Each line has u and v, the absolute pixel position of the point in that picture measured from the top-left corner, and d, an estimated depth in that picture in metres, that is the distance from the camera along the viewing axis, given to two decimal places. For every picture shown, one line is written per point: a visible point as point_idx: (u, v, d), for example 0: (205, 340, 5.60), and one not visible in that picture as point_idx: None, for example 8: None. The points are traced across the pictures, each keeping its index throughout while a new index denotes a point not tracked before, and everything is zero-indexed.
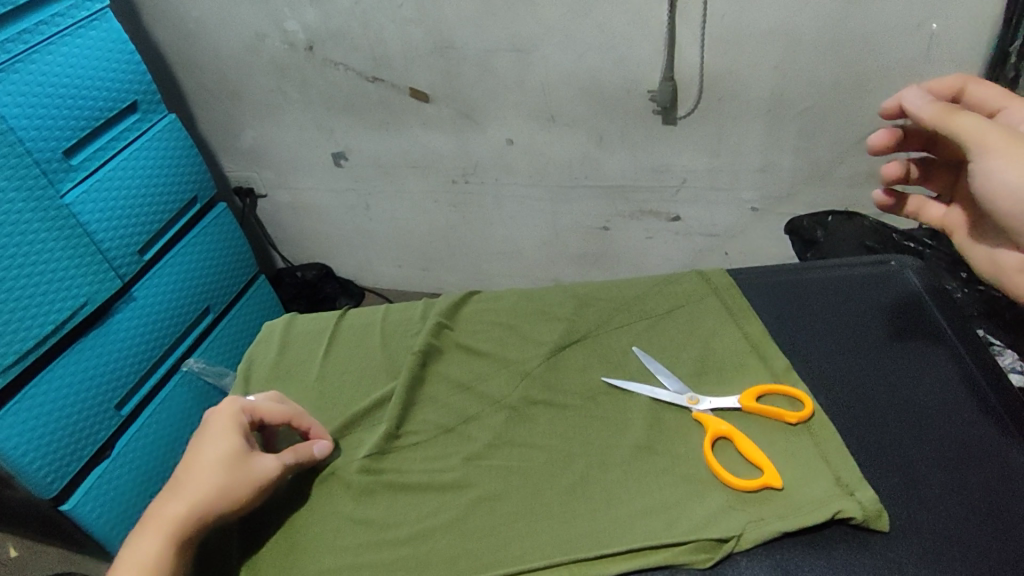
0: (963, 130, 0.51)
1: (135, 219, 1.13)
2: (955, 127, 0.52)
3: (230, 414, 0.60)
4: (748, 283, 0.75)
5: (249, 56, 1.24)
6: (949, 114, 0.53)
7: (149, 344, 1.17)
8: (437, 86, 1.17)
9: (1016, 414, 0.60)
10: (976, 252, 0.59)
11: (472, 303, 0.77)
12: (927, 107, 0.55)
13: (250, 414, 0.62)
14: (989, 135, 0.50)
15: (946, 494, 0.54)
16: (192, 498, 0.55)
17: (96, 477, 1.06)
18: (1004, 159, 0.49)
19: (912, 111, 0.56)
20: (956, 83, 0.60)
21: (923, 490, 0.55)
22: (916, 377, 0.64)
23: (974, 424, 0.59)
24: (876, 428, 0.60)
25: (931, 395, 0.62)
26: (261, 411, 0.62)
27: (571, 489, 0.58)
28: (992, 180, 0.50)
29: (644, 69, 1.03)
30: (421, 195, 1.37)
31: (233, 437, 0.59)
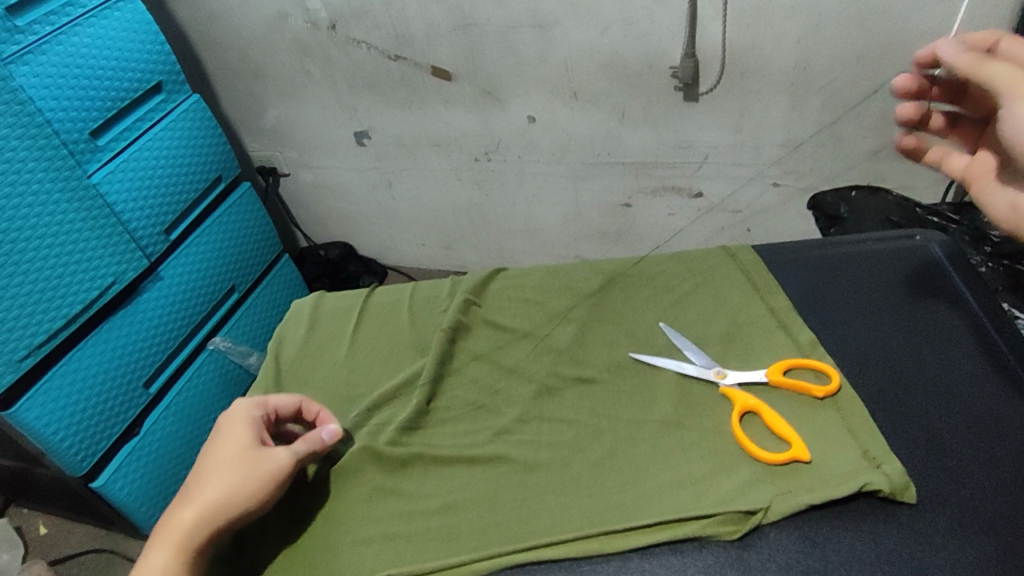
0: (997, 78, 0.51)
1: (161, 200, 1.15)
2: (988, 75, 0.52)
3: (242, 415, 0.62)
4: (774, 257, 0.75)
5: (272, 35, 1.25)
6: (982, 63, 0.53)
7: (177, 322, 1.19)
8: (458, 63, 1.17)
9: None
10: (999, 197, 0.58)
11: (499, 279, 0.78)
12: (960, 56, 0.55)
13: (262, 412, 0.63)
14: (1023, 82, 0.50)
15: (973, 468, 0.54)
16: (200, 504, 0.56)
17: (126, 454, 1.09)
18: None
19: (948, 58, 0.56)
20: (991, 37, 0.56)
21: (950, 464, 0.55)
22: (943, 350, 0.64)
23: (1002, 398, 0.59)
24: (903, 401, 0.60)
25: (958, 369, 0.62)
26: (274, 406, 0.64)
27: (599, 462, 0.59)
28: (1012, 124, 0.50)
29: (666, 45, 1.02)
30: (444, 172, 1.37)
31: (246, 432, 0.60)
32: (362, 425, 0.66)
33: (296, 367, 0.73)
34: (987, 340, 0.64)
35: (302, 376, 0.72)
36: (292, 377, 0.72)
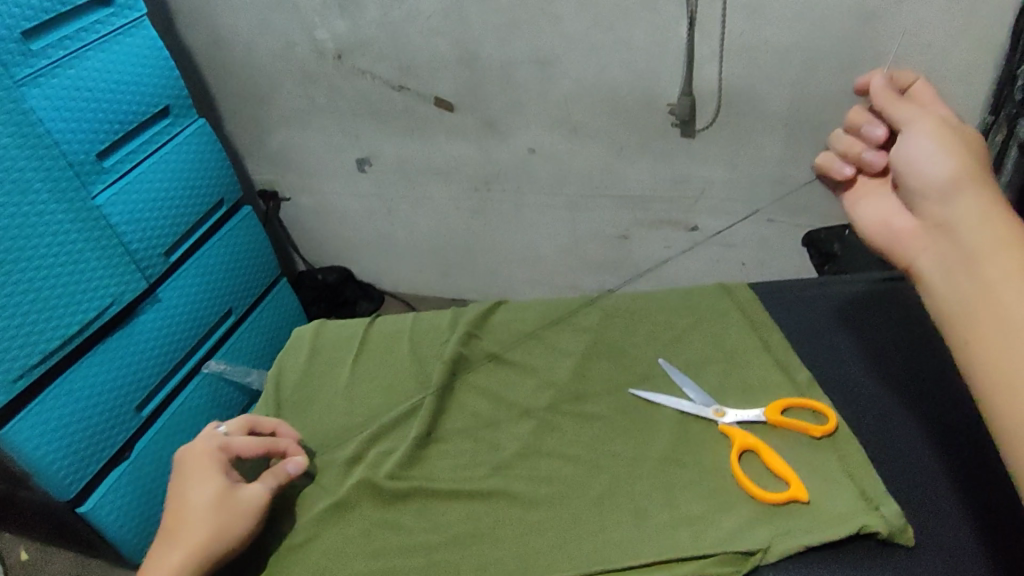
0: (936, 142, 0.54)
1: (163, 222, 1.15)
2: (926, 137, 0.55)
3: (208, 458, 0.63)
4: (768, 297, 0.76)
5: (279, 63, 1.27)
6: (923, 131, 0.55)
7: (172, 345, 1.19)
8: (460, 94, 1.19)
9: None
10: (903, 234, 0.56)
11: (500, 312, 0.79)
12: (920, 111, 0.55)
13: (226, 453, 0.65)
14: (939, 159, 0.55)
15: (952, 509, 0.55)
16: (188, 549, 0.57)
17: (114, 478, 1.09)
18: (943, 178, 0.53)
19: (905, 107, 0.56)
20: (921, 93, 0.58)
21: (929, 504, 0.56)
22: (932, 391, 0.65)
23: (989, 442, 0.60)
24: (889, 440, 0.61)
25: (947, 411, 0.63)
26: (237, 446, 0.65)
27: (598, 500, 0.59)
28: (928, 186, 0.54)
29: (663, 83, 1.04)
30: (443, 201, 1.39)
31: (214, 474, 0.62)
32: (362, 456, 0.66)
33: (296, 396, 0.73)
34: None
35: (302, 406, 0.72)
36: (293, 406, 0.72)
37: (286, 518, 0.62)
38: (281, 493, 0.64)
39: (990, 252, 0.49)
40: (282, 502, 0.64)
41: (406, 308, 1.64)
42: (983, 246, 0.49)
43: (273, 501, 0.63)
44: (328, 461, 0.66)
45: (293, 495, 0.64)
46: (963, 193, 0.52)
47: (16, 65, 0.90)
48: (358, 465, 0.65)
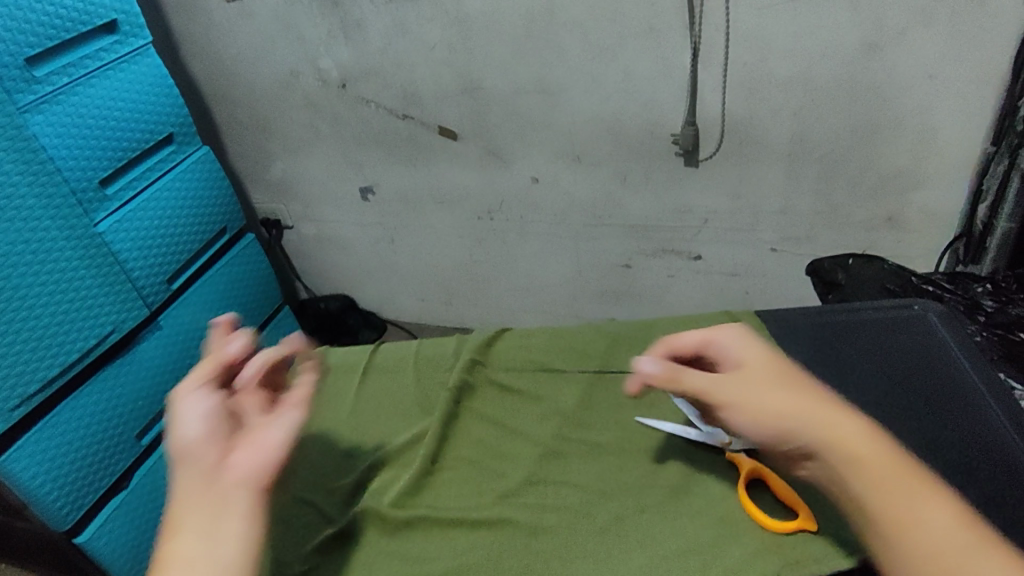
0: (697, 383, 0.56)
1: (165, 250, 1.15)
2: (690, 381, 0.56)
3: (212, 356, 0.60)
4: (774, 325, 0.76)
5: (283, 93, 1.29)
6: (680, 373, 0.57)
7: (173, 372, 1.19)
8: (464, 123, 1.20)
9: None
10: (746, 428, 0.54)
11: (506, 338, 0.77)
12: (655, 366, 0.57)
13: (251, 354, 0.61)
14: (718, 389, 0.56)
15: None
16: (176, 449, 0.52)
17: (113, 507, 1.08)
18: (741, 409, 0.54)
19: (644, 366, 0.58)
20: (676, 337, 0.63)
21: None
22: (945, 429, 0.63)
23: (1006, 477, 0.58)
24: None
25: (961, 448, 0.61)
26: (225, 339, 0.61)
27: (605, 528, 0.58)
28: (738, 426, 0.54)
29: (666, 112, 1.05)
30: (446, 230, 1.39)
31: (223, 393, 0.56)
32: (365, 485, 0.66)
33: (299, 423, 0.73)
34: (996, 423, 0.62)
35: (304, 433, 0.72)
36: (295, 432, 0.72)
37: (288, 547, 0.61)
38: (284, 521, 0.63)
39: (871, 475, 0.49)
40: (283, 529, 0.63)
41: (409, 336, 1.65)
42: (872, 463, 0.49)
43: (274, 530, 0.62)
44: (331, 489, 0.66)
45: (295, 523, 0.63)
46: (785, 381, 0.55)
47: (19, 93, 0.91)
48: (361, 494, 0.65)
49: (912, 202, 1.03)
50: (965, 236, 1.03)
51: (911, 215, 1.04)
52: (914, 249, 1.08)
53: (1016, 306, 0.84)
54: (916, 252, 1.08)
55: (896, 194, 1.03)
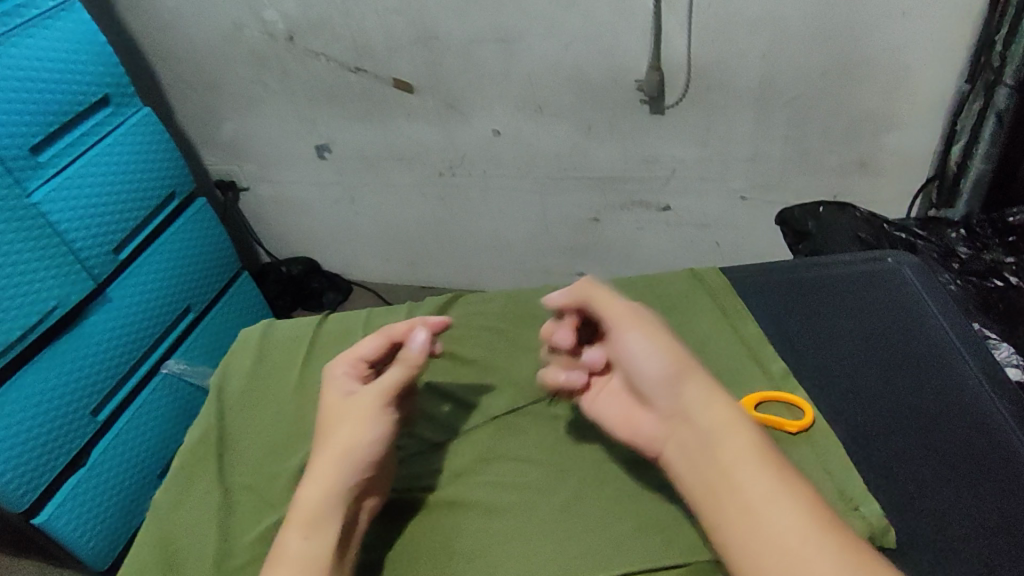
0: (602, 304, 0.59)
1: (110, 219, 1.09)
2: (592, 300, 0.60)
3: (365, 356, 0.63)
4: (741, 282, 0.73)
5: (227, 48, 1.21)
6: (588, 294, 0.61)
7: (127, 346, 1.14)
8: (420, 75, 1.14)
9: None
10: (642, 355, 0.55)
11: (458, 306, 0.75)
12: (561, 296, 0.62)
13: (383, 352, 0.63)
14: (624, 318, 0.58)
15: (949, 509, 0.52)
16: (341, 450, 0.56)
17: (70, 487, 1.04)
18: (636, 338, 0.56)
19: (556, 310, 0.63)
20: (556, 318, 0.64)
21: (927, 505, 0.53)
22: (918, 386, 0.61)
23: (981, 434, 0.57)
24: (878, 436, 0.57)
25: (936, 404, 0.59)
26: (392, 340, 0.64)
27: (565, 505, 0.56)
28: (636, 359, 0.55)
29: (630, 58, 1.00)
30: (407, 188, 1.34)
31: (389, 399, 0.59)
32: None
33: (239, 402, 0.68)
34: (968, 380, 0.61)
35: (246, 414, 0.67)
36: (237, 413, 0.68)
37: (230, 538, 0.57)
38: (223, 511, 0.59)
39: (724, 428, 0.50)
40: (223, 519, 0.59)
41: (375, 298, 1.61)
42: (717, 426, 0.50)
43: (214, 518, 0.59)
44: (275, 474, 0.62)
45: (237, 513, 0.59)
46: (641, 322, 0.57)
47: None
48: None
49: (883, 145, 1.00)
50: (937, 178, 1.00)
51: (883, 159, 1.02)
52: (885, 194, 1.05)
53: (991, 252, 0.83)
54: (886, 197, 1.06)
55: (868, 137, 1.00)
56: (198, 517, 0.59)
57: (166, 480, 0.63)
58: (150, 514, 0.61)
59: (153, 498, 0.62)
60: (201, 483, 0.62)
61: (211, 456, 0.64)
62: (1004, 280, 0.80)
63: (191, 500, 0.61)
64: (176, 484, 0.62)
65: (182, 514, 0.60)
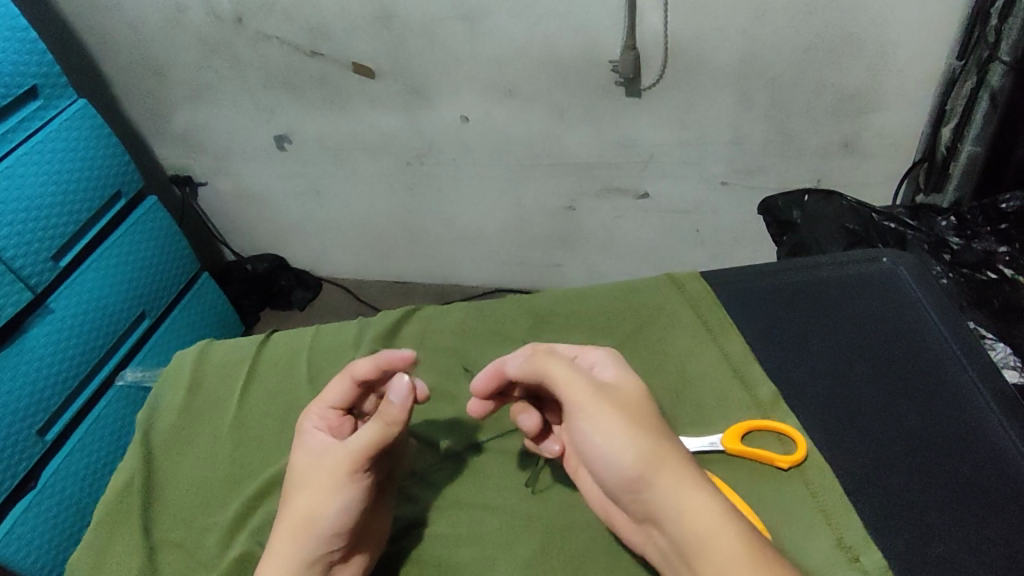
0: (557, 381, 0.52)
1: (46, 223, 1.01)
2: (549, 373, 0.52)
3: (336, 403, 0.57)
4: (725, 290, 0.67)
5: (173, 33, 1.13)
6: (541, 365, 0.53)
7: (76, 358, 1.07)
8: (380, 59, 1.06)
9: None
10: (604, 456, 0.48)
11: (413, 323, 0.69)
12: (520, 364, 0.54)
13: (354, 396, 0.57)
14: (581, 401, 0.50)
15: (961, 555, 0.47)
16: (298, 523, 0.52)
17: (19, 512, 0.96)
18: (596, 432, 0.48)
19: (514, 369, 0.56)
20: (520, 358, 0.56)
21: (938, 550, 0.48)
22: (919, 409, 0.55)
23: (991, 466, 0.51)
24: (877, 470, 0.52)
25: (940, 431, 0.54)
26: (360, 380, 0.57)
27: (530, 559, 0.52)
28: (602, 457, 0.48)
29: (603, 36, 0.93)
30: (374, 178, 1.27)
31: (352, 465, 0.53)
32: (246, 521, 0.57)
33: (171, 443, 0.64)
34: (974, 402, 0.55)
35: (176, 458, 0.63)
36: (167, 456, 0.63)
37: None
38: (148, 573, 0.55)
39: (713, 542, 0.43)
40: None
41: (345, 294, 1.54)
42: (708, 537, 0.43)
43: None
44: (206, 528, 0.58)
45: (164, 574, 0.55)
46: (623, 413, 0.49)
47: None
48: (241, 533, 0.57)
49: (869, 126, 0.95)
50: (927, 161, 0.94)
51: (868, 140, 0.96)
52: (872, 176, 1.00)
53: (982, 241, 0.78)
54: (872, 180, 1.01)
55: (853, 118, 0.94)
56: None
57: (88, 536, 0.59)
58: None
59: (74, 557, 0.58)
60: (122, 542, 0.58)
61: (132, 510, 0.59)
62: (998, 273, 0.75)
63: (116, 558, 0.57)
64: (101, 538, 0.58)
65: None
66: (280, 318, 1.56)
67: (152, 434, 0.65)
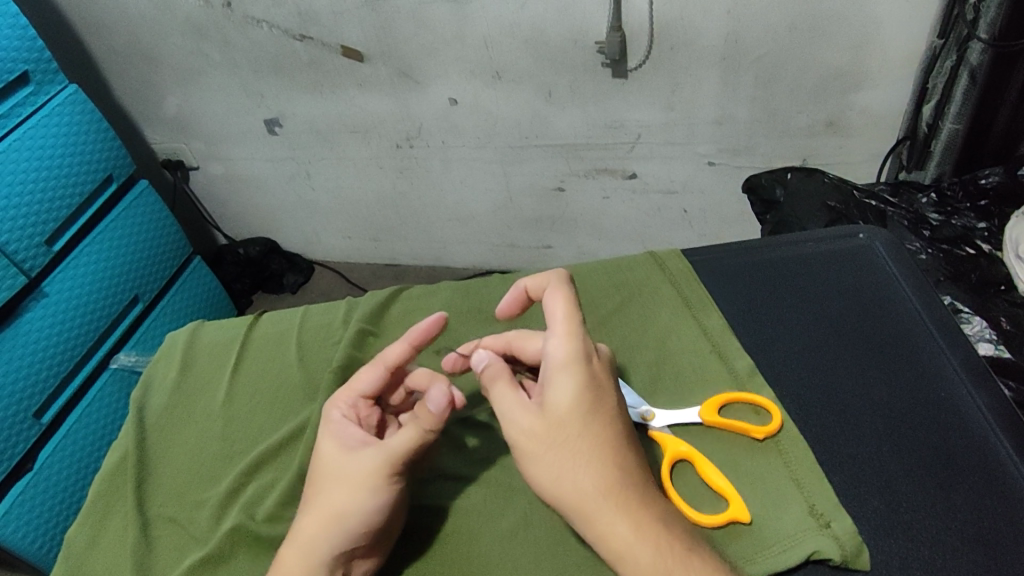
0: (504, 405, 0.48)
1: (38, 209, 1.01)
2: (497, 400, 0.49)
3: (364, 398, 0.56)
4: (705, 268, 0.68)
5: (161, 16, 1.13)
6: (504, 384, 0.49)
7: (71, 342, 1.07)
8: (368, 42, 1.06)
9: (1013, 417, 0.53)
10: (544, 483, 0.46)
11: (401, 303, 0.70)
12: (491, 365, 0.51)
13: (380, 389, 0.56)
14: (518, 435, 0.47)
15: (930, 520, 0.48)
16: (326, 518, 0.50)
17: (16, 493, 0.97)
18: (536, 465, 0.46)
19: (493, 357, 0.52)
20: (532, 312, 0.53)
21: (907, 517, 0.49)
22: (890, 380, 0.57)
23: (958, 433, 0.53)
24: (848, 442, 0.54)
25: (911, 401, 0.55)
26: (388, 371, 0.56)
27: (513, 532, 0.53)
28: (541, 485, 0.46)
29: (590, 17, 0.93)
30: (364, 160, 1.27)
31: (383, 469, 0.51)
32: (237, 497, 0.58)
33: (164, 422, 0.65)
34: (943, 372, 0.57)
35: (170, 437, 0.64)
36: (161, 434, 0.65)
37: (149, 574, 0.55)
38: (143, 546, 0.56)
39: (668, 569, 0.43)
40: (142, 553, 0.56)
41: (337, 278, 1.55)
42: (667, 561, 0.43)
43: (132, 553, 0.56)
44: (199, 502, 0.59)
45: (158, 547, 0.56)
46: (561, 442, 0.46)
47: None
48: (232, 508, 0.57)
49: (854, 105, 0.95)
50: (909, 139, 0.95)
51: (853, 118, 0.97)
52: (857, 155, 1.01)
53: (962, 217, 0.80)
54: (857, 158, 1.02)
55: (838, 97, 0.95)
56: (116, 554, 0.56)
57: (83, 512, 0.60)
58: (65, 551, 0.58)
59: (68, 534, 0.59)
60: (118, 517, 0.59)
61: (127, 486, 0.60)
62: (976, 248, 0.77)
63: (111, 534, 0.58)
64: (95, 515, 0.59)
65: (100, 551, 0.57)
66: (272, 301, 1.57)
67: (144, 414, 0.66)
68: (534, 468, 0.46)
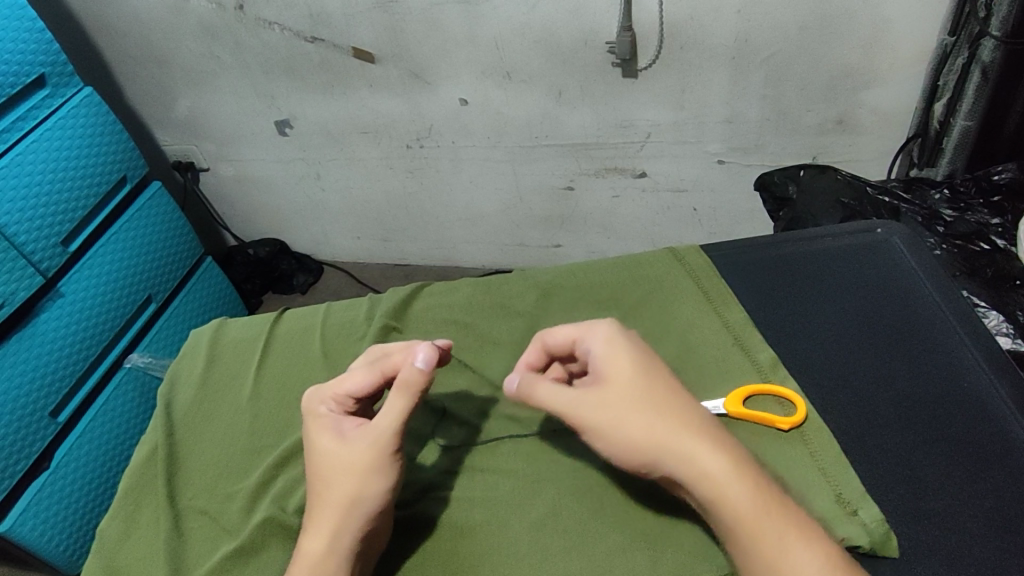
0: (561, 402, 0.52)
1: (54, 209, 1.02)
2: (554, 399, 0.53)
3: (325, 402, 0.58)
4: (724, 263, 0.69)
5: (174, 19, 1.14)
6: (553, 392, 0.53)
7: (87, 341, 1.08)
8: (380, 43, 1.06)
9: None
10: (631, 439, 0.49)
11: (422, 299, 0.71)
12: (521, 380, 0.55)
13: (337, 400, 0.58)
14: (585, 416, 0.51)
15: (954, 507, 0.49)
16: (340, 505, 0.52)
17: (34, 492, 0.98)
18: (616, 433, 0.50)
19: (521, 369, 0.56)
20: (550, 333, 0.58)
21: (931, 505, 0.50)
22: (909, 371, 0.57)
23: (979, 423, 0.53)
24: (873, 432, 0.54)
25: (930, 392, 0.56)
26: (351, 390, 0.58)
27: (541, 523, 0.53)
28: (619, 451, 0.50)
29: (601, 18, 0.94)
30: (374, 161, 1.28)
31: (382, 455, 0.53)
32: (266, 490, 0.59)
33: (191, 416, 0.66)
34: (963, 364, 0.57)
35: (198, 431, 0.65)
36: (188, 428, 0.65)
37: (181, 564, 0.55)
38: (175, 537, 0.57)
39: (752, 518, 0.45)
40: (174, 544, 0.57)
41: (347, 279, 1.56)
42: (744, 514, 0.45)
43: (165, 545, 0.56)
44: (229, 495, 0.59)
45: (190, 538, 0.57)
46: (636, 404, 0.50)
47: None
48: (263, 500, 0.58)
49: (864, 103, 0.96)
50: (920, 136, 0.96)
51: (863, 116, 0.97)
52: (867, 152, 1.02)
53: (975, 213, 0.80)
54: (868, 156, 1.02)
55: (848, 94, 0.95)
56: (149, 546, 0.57)
57: (114, 506, 0.61)
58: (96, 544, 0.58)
59: (100, 527, 0.60)
60: (150, 510, 0.60)
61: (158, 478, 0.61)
62: (991, 243, 0.77)
63: (144, 527, 0.59)
64: (126, 509, 0.60)
65: (133, 543, 0.58)
66: (282, 301, 1.58)
67: (171, 408, 0.67)
68: (616, 435, 0.50)
